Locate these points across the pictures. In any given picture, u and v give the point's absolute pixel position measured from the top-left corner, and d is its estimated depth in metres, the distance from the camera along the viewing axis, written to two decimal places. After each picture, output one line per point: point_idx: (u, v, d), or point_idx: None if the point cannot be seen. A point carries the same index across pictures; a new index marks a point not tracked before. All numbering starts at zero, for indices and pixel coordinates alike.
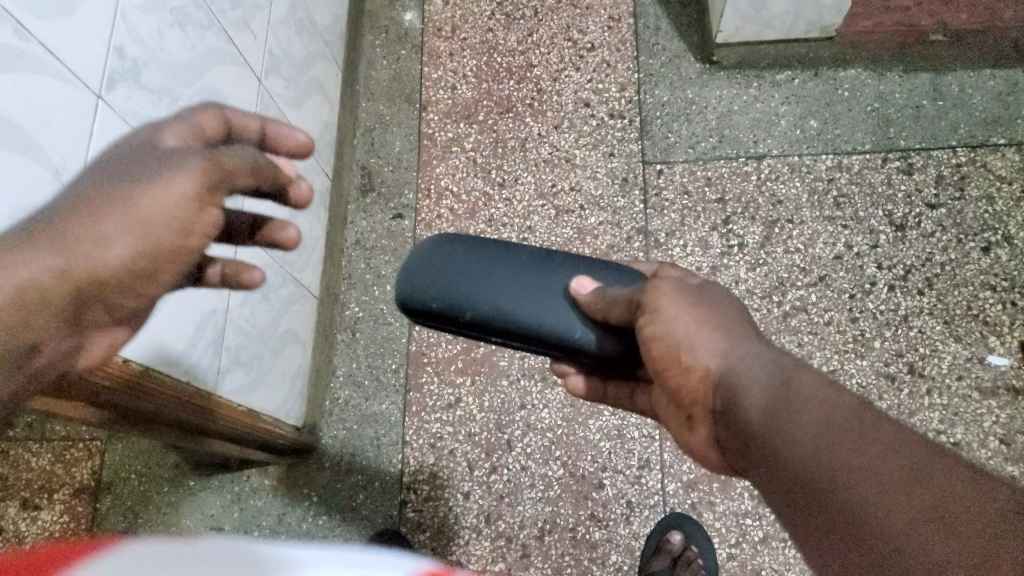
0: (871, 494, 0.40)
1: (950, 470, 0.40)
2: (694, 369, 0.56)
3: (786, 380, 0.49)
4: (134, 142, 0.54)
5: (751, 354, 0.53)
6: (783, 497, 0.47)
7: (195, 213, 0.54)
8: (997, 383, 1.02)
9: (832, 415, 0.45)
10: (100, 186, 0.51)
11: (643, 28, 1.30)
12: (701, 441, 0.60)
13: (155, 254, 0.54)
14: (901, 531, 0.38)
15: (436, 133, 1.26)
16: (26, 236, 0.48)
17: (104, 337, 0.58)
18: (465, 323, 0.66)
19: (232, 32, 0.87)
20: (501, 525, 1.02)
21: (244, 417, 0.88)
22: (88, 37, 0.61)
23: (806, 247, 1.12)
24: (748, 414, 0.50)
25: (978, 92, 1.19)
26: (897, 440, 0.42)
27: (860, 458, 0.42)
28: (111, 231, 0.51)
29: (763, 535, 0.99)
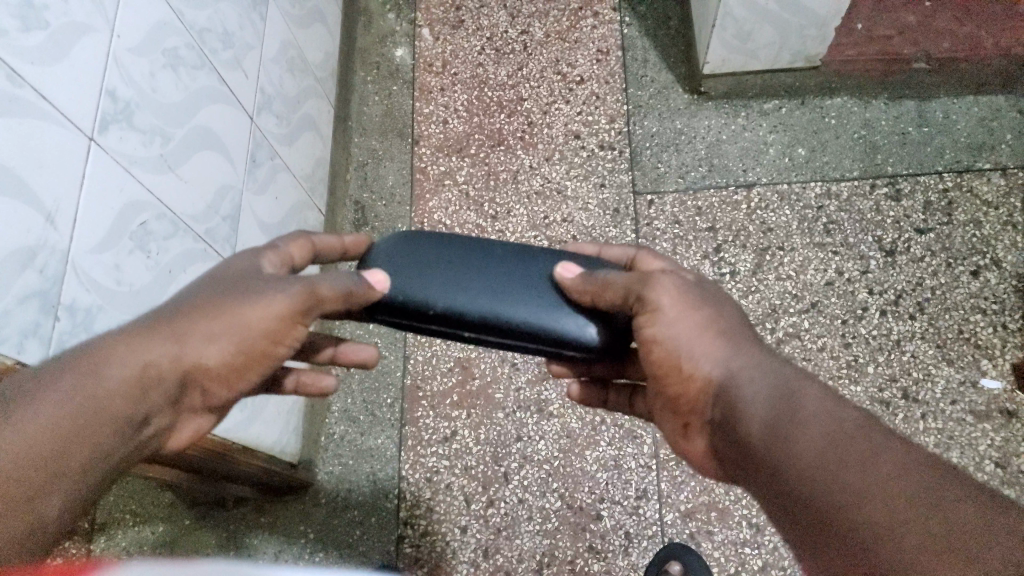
0: (876, 516, 0.41)
1: (959, 498, 0.40)
2: (694, 377, 0.57)
3: (791, 394, 0.51)
4: (250, 263, 0.60)
5: (755, 365, 0.55)
6: (785, 513, 0.48)
7: (288, 329, 0.57)
8: (991, 407, 1.03)
9: (834, 429, 0.47)
10: (212, 291, 0.56)
11: (631, 61, 1.32)
12: (697, 451, 0.62)
13: (250, 358, 0.57)
14: (904, 553, 0.39)
15: (429, 166, 1.27)
16: (150, 323, 0.54)
17: (192, 426, 0.61)
18: (434, 322, 0.62)
19: (225, 73, 0.89)
20: (499, 559, 1.01)
21: (241, 454, 0.88)
22: (81, 80, 0.62)
23: (797, 274, 1.13)
24: (751, 427, 0.51)
25: (962, 118, 1.21)
26: (902, 460, 0.43)
27: (867, 479, 0.43)
28: (214, 330, 0.54)
29: (762, 563, 0.98)
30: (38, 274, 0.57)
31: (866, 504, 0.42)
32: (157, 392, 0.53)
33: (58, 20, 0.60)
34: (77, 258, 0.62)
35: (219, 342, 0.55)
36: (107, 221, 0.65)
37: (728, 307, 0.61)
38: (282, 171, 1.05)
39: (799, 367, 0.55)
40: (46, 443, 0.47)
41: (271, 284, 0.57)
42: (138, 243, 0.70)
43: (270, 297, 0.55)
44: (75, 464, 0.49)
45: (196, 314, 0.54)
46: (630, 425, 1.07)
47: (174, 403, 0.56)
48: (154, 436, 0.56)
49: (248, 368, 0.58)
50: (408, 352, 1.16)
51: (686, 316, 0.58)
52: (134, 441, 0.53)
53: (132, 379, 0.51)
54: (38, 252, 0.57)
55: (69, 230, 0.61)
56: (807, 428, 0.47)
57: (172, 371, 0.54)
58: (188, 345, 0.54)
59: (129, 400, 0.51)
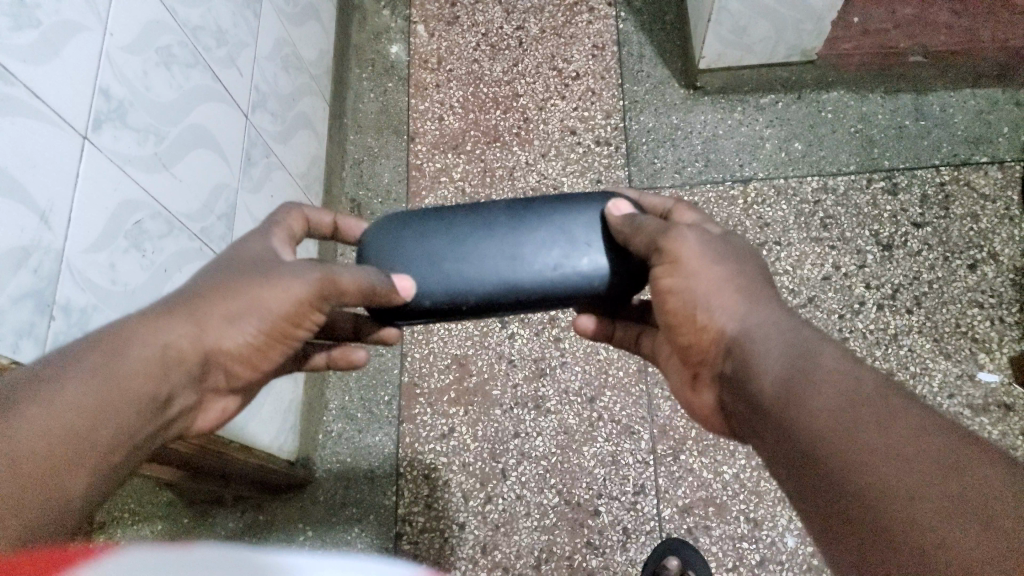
0: (895, 483, 0.39)
1: (985, 466, 0.38)
2: (709, 328, 0.56)
3: (805, 353, 0.49)
4: (263, 251, 0.61)
5: (771, 322, 0.53)
6: (790, 472, 0.47)
7: (307, 313, 0.58)
8: (988, 400, 1.03)
9: (855, 390, 0.44)
10: (229, 276, 0.57)
11: (627, 56, 1.32)
12: (704, 404, 0.61)
13: (272, 339, 0.58)
14: (925, 521, 0.37)
15: (425, 163, 1.27)
16: (172, 305, 0.55)
17: (218, 407, 0.63)
18: (466, 310, 0.65)
19: (219, 71, 0.88)
20: (497, 555, 1.01)
21: (237, 452, 0.87)
22: (73, 79, 0.62)
23: (794, 269, 1.13)
24: (761, 385, 0.50)
25: (959, 111, 1.21)
26: (924, 425, 0.41)
27: (890, 440, 0.41)
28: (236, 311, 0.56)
29: (760, 558, 0.98)
30: (33, 274, 0.57)
31: (884, 469, 0.40)
32: (181, 370, 0.54)
33: (49, 19, 0.60)
34: (72, 257, 0.61)
35: (242, 323, 0.56)
36: (101, 221, 0.65)
37: (743, 262, 0.59)
38: (277, 169, 1.05)
39: (815, 324, 0.53)
40: (73, 413, 0.46)
41: (290, 268, 0.58)
42: (133, 242, 0.70)
43: (292, 282, 0.57)
44: (103, 438, 0.47)
45: (217, 297, 0.55)
46: (626, 421, 1.07)
47: (199, 382, 0.57)
48: (180, 416, 0.57)
49: (270, 347, 0.60)
50: (405, 349, 1.15)
51: (700, 274, 0.57)
52: (158, 421, 0.53)
53: (157, 357, 0.52)
54: (32, 251, 0.57)
55: (63, 230, 0.60)
56: (823, 387, 0.45)
57: (196, 350, 0.55)
58: (210, 326, 0.55)
59: (152, 377, 0.51)
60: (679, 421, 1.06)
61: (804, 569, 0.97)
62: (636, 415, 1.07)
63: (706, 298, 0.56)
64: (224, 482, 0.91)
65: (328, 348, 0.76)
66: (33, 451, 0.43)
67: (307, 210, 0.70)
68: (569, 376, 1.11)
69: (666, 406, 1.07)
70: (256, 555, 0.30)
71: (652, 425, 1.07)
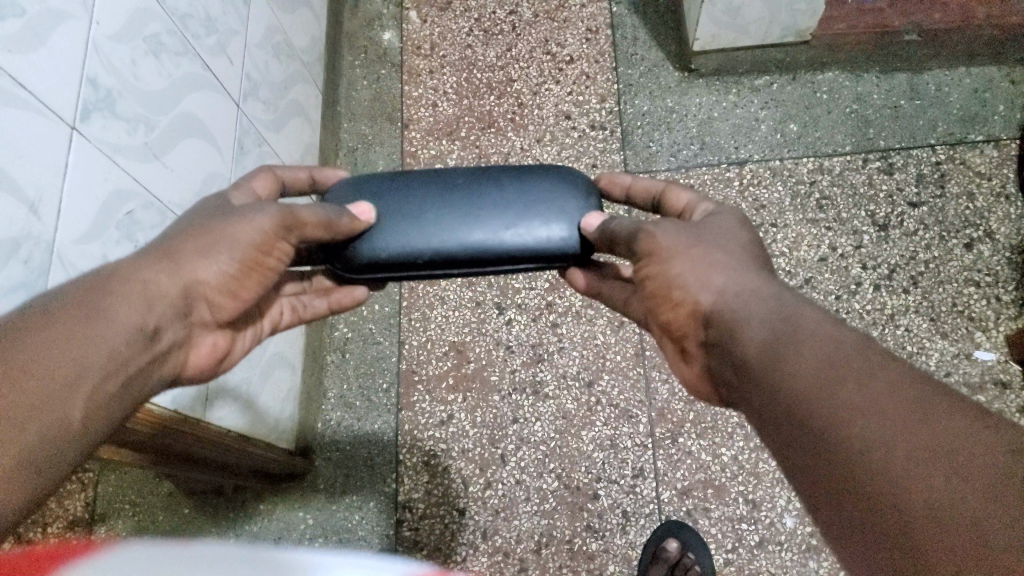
0: (874, 434, 0.38)
1: (956, 413, 0.37)
2: (685, 304, 0.57)
3: (787, 316, 0.48)
4: (211, 202, 0.62)
5: (749, 288, 0.53)
6: (773, 435, 0.46)
7: (274, 244, 0.59)
8: (985, 378, 1.03)
9: (834, 346, 0.44)
10: (194, 221, 0.58)
11: (621, 38, 1.31)
12: (693, 371, 0.60)
13: (248, 271, 0.59)
14: (904, 474, 0.36)
15: (419, 151, 1.27)
16: (144, 253, 0.55)
17: (208, 344, 0.62)
18: (421, 267, 0.67)
19: (208, 59, 0.88)
20: (498, 540, 1.02)
21: (235, 442, 0.87)
22: (61, 68, 0.62)
23: (790, 250, 1.13)
24: (747, 349, 0.49)
25: (955, 90, 1.21)
26: (900, 378, 0.40)
27: (868, 395, 0.40)
28: (204, 246, 0.56)
29: (759, 538, 0.99)
30: (24, 265, 0.57)
31: (867, 427, 0.39)
32: (162, 305, 0.54)
33: (34, 7, 0.59)
34: (63, 248, 0.61)
35: (213, 255, 0.57)
36: (92, 211, 0.65)
37: (724, 239, 0.59)
38: (269, 157, 1.04)
39: (797, 291, 0.52)
40: (56, 342, 0.46)
41: (252, 207, 0.59)
42: (125, 232, 0.70)
43: (255, 214, 0.58)
44: (95, 362, 0.47)
45: (188, 238, 0.57)
46: (625, 405, 1.07)
47: (184, 319, 0.57)
48: (170, 353, 0.56)
49: (246, 279, 0.60)
50: (402, 337, 1.15)
51: (681, 253, 0.58)
52: (147, 355, 0.52)
53: (134, 291, 0.52)
54: (23, 242, 0.57)
55: (53, 220, 0.60)
56: (804, 349, 0.45)
57: (174, 286, 0.55)
58: (184, 262, 0.56)
59: (136, 312, 0.51)
60: (677, 403, 1.07)
61: (803, 549, 0.98)
62: (634, 398, 1.08)
63: (685, 272, 0.56)
64: (224, 472, 0.90)
65: (325, 296, 0.76)
66: (29, 372, 0.44)
67: (277, 170, 0.70)
68: (567, 361, 1.11)
69: (663, 389, 1.08)
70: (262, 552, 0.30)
71: (650, 408, 1.07)
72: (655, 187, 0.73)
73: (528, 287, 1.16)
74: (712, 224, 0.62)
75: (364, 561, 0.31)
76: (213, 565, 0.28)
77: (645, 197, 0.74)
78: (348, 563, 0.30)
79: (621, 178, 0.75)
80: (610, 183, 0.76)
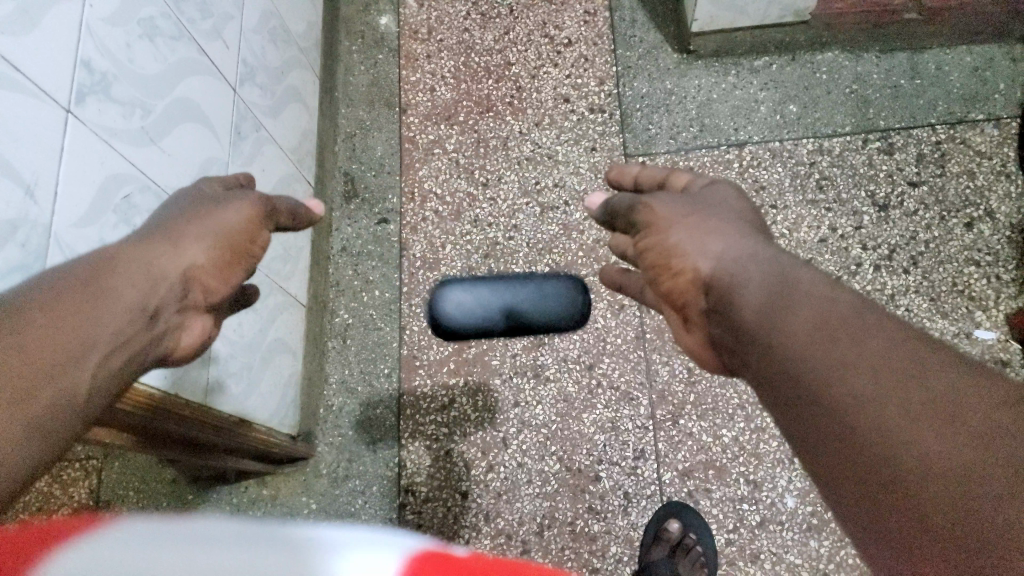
0: (867, 389, 0.38)
1: (950, 368, 0.37)
2: (683, 270, 0.56)
3: (784, 276, 0.48)
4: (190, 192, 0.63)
5: (747, 254, 0.53)
6: (772, 395, 0.46)
7: (254, 231, 0.62)
8: (985, 357, 1.03)
9: (830, 305, 0.43)
10: (178, 210, 0.60)
11: (619, 21, 1.30)
12: (696, 341, 0.60)
13: (233, 256, 0.60)
14: (895, 428, 0.36)
15: (417, 136, 1.27)
16: (138, 239, 0.55)
17: (198, 327, 0.60)
18: None
19: (204, 43, 0.87)
20: (500, 523, 1.02)
21: (235, 426, 0.87)
22: (53, 50, 0.61)
23: (791, 232, 1.13)
24: (744, 311, 0.48)
25: (956, 69, 1.20)
26: (895, 335, 0.40)
27: (861, 350, 0.39)
28: (191, 231, 0.58)
29: (760, 518, 1.00)
30: (21, 249, 0.57)
31: (859, 382, 0.38)
32: (162, 287, 0.54)
33: None
34: (60, 231, 0.61)
35: (204, 241, 0.58)
36: (89, 195, 0.65)
37: (723, 210, 0.60)
38: (267, 143, 1.04)
39: (793, 254, 0.52)
40: (71, 316, 0.45)
41: (228, 198, 0.62)
42: (122, 217, 0.70)
43: (234, 205, 0.61)
44: (104, 334, 0.46)
45: (178, 224, 0.58)
46: (626, 387, 1.08)
47: (182, 302, 0.56)
48: (167, 336, 0.55)
49: (235, 267, 0.61)
50: (403, 322, 1.15)
51: (678, 221, 0.59)
52: (147, 334, 0.52)
53: (135, 272, 0.52)
54: (19, 225, 0.57)
55: (50, 203, 0.60)
56: (799, 308, 0.44)
57: (171, 270, 0.55)
58: (177, 246, 0.56)
59: (135, 290, 0.51)
60: (678, 385, 1.07)
61: (804, 528, 0.98)
62: (635, 381, 1.08)
63: (684, 239, 0.57)
64: (228, 457, 0.91)
65: None
66: (43, 339, 0.42)
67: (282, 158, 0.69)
68: (567, 345, 1.11)
69: (664, 371, 1.08)
70: (279, 530, 0.29)
71: (650, 390, 1.07)
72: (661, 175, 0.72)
73: (528, 272, 1.16)
74: (711, 196, 0.62)
75: (373, 538, 0.30)
76: (221, 545, 0.28)
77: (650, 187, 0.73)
78: (362, 541, 0.29)
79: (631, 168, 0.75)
80: (619, 175, 0.75)
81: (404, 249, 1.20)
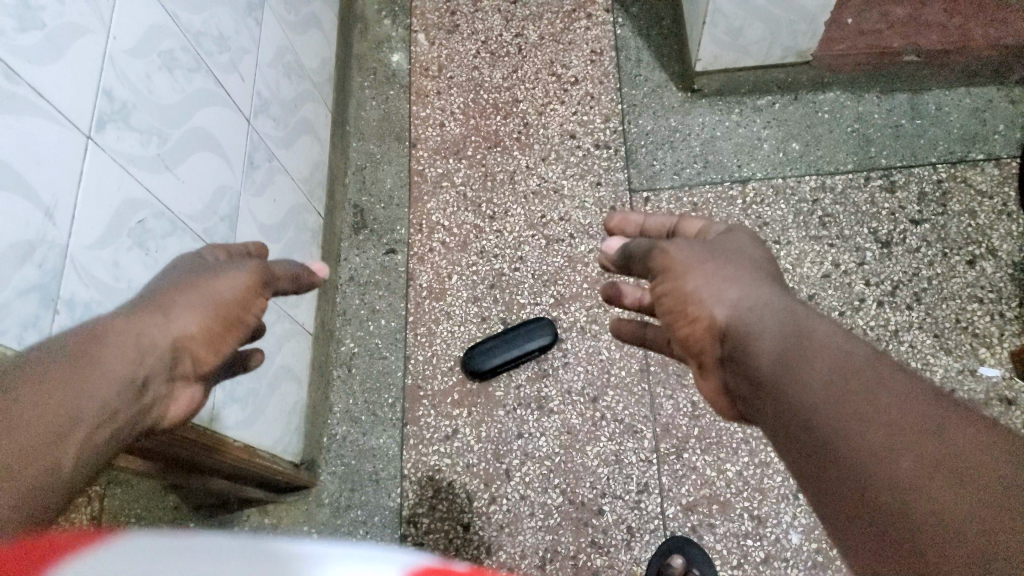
0: (886, 448, 0.39)
1: (968, 428, 0.38)
2: (700, 318, 0.57)
3: (799, 329, 0.49)
4: (190, 257, 0.63)
5: (761, 302, 0.54)
6: (789, 446, 0.46)
7: (253, 300, 0.61)
8: (990, 395, 1.03)
9: (843, 361, 0.45)
10: (177, 276, 0.59)
11: (624, 60, 1.33)
12: (712, 389, 0.61)
13: (227, 326, 0.59)
14: (912, 491, 0.37)
15: (426, 169, 1.29)
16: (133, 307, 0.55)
17: (187, 397, 0.59)
18: None
19: (221, 76, 0.90)
20: (502, 556, 1.01)
21: (240, 453, 0.88)
22: (78, 76, 0.64)
23: (794, 266, 1.14)
24: (760, 359, 0.50)
25: (955, 110, 1.22)
26: (914, 396, 0.41)
27: (882, 410, 0.40)
28: (187, 298, 0.57)
29: (764, 555, 0.98)
30: (38, 268, 0.58)
31: (876, 441, 0.39)
32: (151, 357, 0.53)
33: (54, 21, 0.62)
34: (76, 253, 0.63)
35: (198, 309, 0.57)
36: (105, 219, 0.67)
37: (738, 254, 0.61)
38: (279, 173, 1.07)
39: (807, 303, 0.54)
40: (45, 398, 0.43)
41: (227, 265, 0.61)
42: (136, 240, 0.72)
43: (235, 271, 0.60)
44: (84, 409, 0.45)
45: (175, 291, 0.57)
46: (630, 420, 1.08)
47: (170, 374, 0.56)
48: (152, 409, 0.54)
49: (228, 336, 0.59)
50: (408, 352, 1.16)
51: (694, 267, 0.60)
52: (132, 409, 0.51)
53: (126, 344, 0.51)
54: (37, 246, 0.58)
55: (68, 226, 0.62)
56: (814, 360, 0.46)
57: (162, 340, 0.54)
58: (172, 316, 0.55)
59: (122, 364, 0.50)
60: (682, 419, 1.07)
61: (809, 566, 0.97)
62: (639, 414, 1.08)
63: (698, 286, 0.58)
64: (231, 483, 0.91)
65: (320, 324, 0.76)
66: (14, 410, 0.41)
67: None
68: (572, 376, 1.11)
69: (668, 404, 1.08)
70: (256, 539, 0.25)
71: (654, 423, 1.07)
72: (669, 221, 0.73)
73: (534, 303, 1.16)
74: (727, 243, 0.63)
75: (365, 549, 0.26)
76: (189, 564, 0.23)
77: (659, 234, 0.74)
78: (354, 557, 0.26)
79: (634, 218, 0.76)
80: (622, 224, 0.76)
81: (411, 279, 1.21)
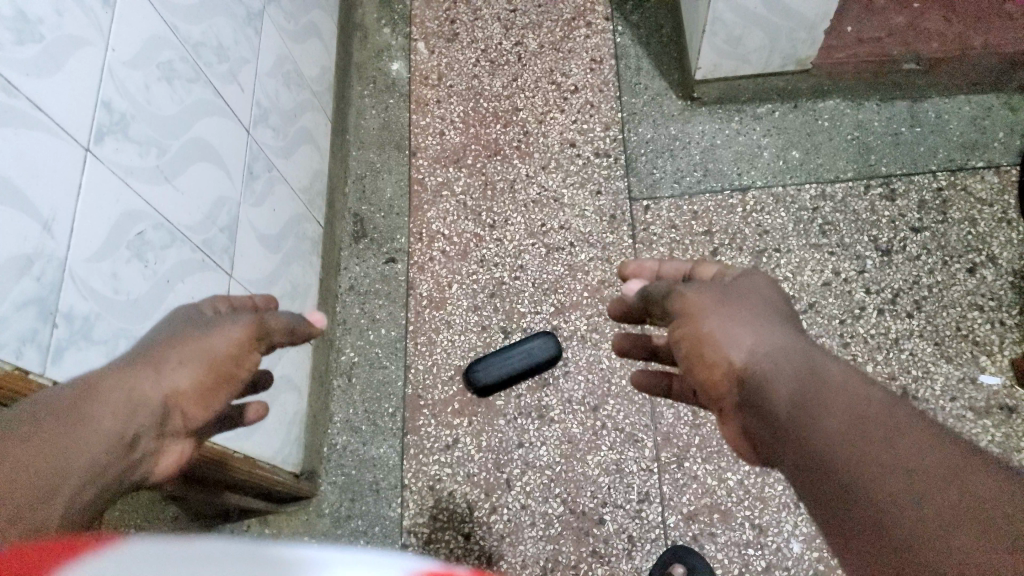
0: (903, 491, 0.40)
1: (982, 473, 0.39)
2: (717, 363, 0.57)
3: (817, 374, 0.50)
4: (185, 311, 0.65)
5: (780, 347, 0.55)
6: (807, 489, 0.47)
7: (245, 356, 0.62)
8: (991, 403, 1.03)
9: (858, 407, 0.46)
10: (172, 331, 0.61)
11: (624, 69, 1.34)
12: (730, 433, 0.61)
13: (220, 380, 0.60)
14: (929, 534, 0.38)
15: (426, 177, 1.29)
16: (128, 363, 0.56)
17: (177, 452, 0.59)
18: None
19: (220, 85, 0.90)
20: (503, 565, 1.01)
21: (240, 463, 0.88)
22: (76, 88, 0.64)
23: (794, 275, 1.14)
24: (780, 405, 0.50)
25: (955, 117, 1.22)
26: (925, 440, 0.42)
27: (898, 455, 0.42)
28: (180, 353, 0.58)
29: (765, 564, 0.98)
30: (36, 282, 0.58)
31: (892, 484, 0.40)
32: (145, 413, 0.54)
33: (53, 33, 0.62)
34: (74, 266, 0.63)
35: (192, 364, 0.58)
36: (104, 232, 0.67)
37: (753, 294, 0.62)
38: (279, 183, 1.07)
39: (824, 348, 0.54)
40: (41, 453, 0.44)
41: (219, 322, 0.62)
42: (136, 253, 0.72)
43: (227, 328, 0.62)
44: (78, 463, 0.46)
45: (168, 347, 0.58)
46: (631, 429, 1.08)
47: (162, 429, 0.56)
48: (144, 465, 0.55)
49: (220, 391, 0.60)
50: (408, 361, 1.16)
51: (710, 311, 0.60)
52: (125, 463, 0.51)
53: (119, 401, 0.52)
54: (35, 259, 0.58)
55: (66, 238, 0.62)
56: (832, 407, 0.46)
57: (155, 395, 0.55)
58: (163, 371, 0.57)
59: (116, 420, 0.51)
60: (683, 428, 1.07)
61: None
62: (639, 423, 1.08)
63: (716, 329, 0.58)
64: (230, 493, 0.91)
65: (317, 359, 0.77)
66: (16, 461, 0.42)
67: None
68: (572, 385, 1.11)
69: (668, 413, 1.08)
70: (266, 546, 0.24)
71: (655, 432, 1.07)
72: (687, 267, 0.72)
73: (534, 311, 1.16)
74: (743, 285, 0.63)
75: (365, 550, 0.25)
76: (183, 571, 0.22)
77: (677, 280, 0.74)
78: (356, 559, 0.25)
79: (649, 265, 0.75)
80: (638, 271, 0.75)
81: (411, 288, 1.21)
